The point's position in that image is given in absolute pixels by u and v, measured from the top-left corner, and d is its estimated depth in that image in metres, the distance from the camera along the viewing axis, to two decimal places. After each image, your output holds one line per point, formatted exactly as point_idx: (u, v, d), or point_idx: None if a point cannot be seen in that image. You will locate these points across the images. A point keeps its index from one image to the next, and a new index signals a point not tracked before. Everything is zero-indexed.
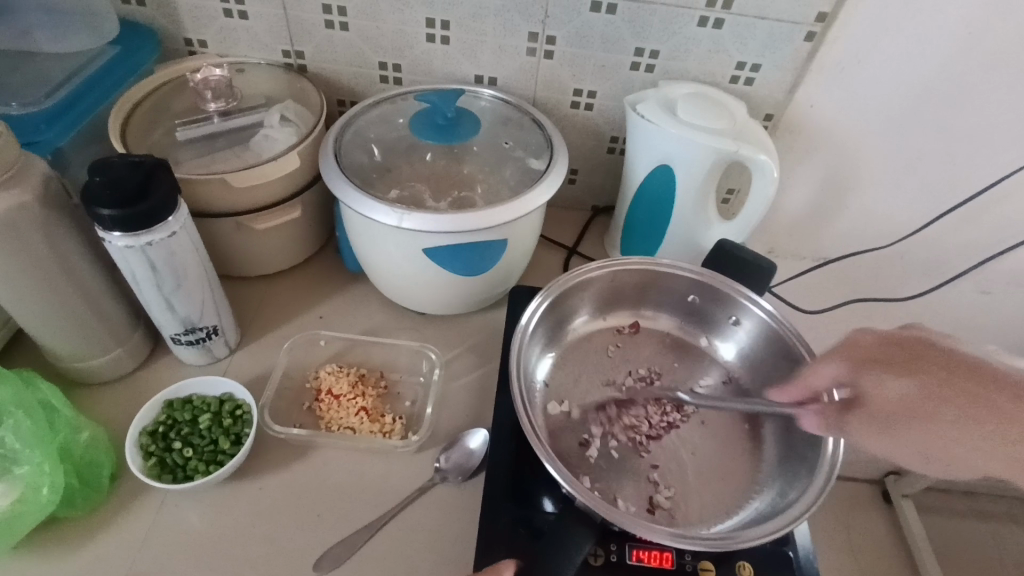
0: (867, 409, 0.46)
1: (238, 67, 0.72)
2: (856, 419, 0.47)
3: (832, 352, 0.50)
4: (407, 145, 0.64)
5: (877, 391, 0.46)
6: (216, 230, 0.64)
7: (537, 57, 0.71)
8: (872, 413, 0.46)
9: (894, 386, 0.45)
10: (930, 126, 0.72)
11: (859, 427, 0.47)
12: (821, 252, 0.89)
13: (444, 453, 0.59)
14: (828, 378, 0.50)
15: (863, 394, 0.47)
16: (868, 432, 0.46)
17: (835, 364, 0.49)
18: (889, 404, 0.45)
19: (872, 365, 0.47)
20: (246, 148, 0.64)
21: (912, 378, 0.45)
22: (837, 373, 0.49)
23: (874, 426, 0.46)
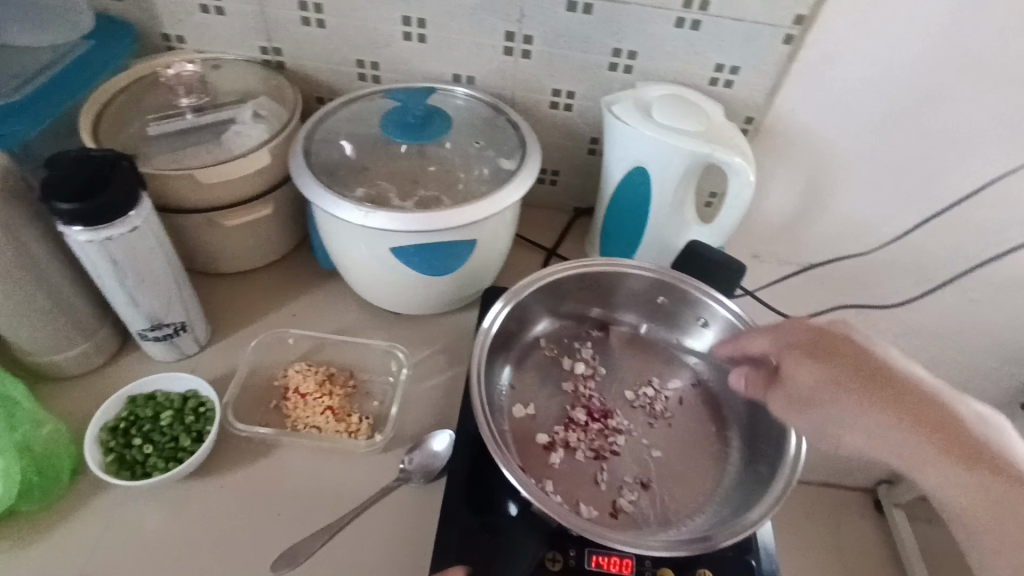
0: (792, 384, 0.47)
1: (215, 63, 0.72)
2: (779, 389, 0.48)
3: (771, 327, 0.51)
4: (379, 143, 0.64)
5: (795, 370, 0.47)
6: (186, 227, 0.63)
7: (515, 57, 0.70)
8: (799, 392, 0.47)
9: (808, 368, 0.46)
10: (913, 129, 0.71)
11: (778, 399, 0.48)
12: (805, 257, 0.89)
13: (409, 453, 0.58)
14: (766, 351, 0.51)
15: (791, 365, 0.47)
16: (783, 405, 0.48)
17: (768, 338, 0.50)
18: (805, 382, 0.46)
19: (812, 353, 0.47)
20: (217, 144, 0.64)
21: (829, 363, 0.45)
22: (772, 345, 0.50)
23: (802, 403, 0.46)
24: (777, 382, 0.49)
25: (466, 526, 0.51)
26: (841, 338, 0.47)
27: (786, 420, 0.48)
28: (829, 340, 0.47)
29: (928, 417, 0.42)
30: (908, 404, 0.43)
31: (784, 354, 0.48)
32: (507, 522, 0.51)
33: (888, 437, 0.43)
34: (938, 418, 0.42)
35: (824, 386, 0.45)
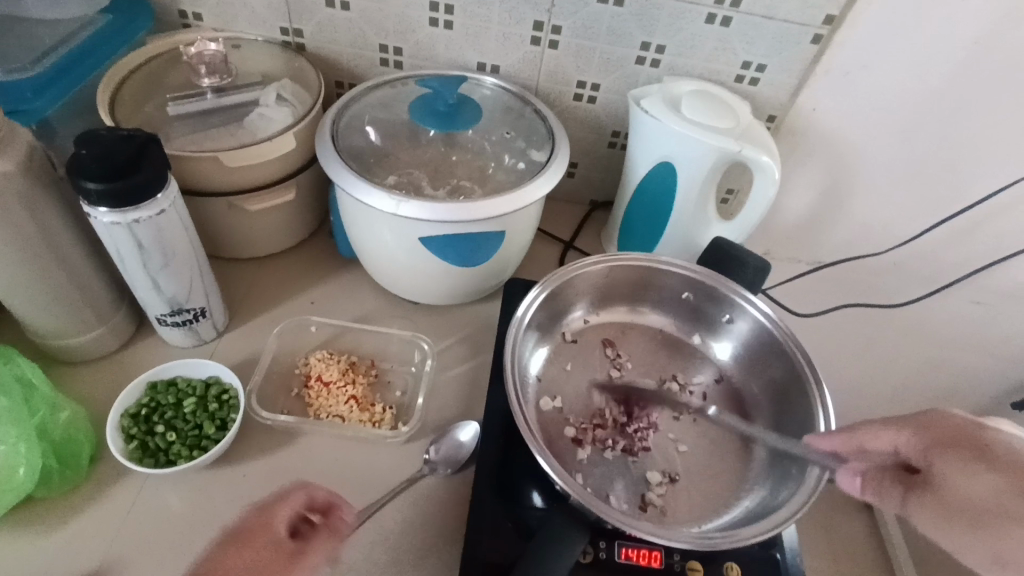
0: (942, 496, 0.38)
1: (235, 43, 0.70)
2: (928, 498, 0.39)
3: (901, 418, 0.43)
4: (406, 130, 0.63)
5: (954, 479, 0.38)
6: (206, 211, 0.62)
7: (541, 47, 0.69)
8: (947, 508, 0.37)
9: (973, 481, 0.37)
10: (933, 133, 0.72)
11: (930, 512, 0.38)
12: (816, 256, 0.90)
13: (434, 444, 0.58)
14: (893, 447, 0.43)
15: (936, 470, 0.39)
16: (934, 524, 0.38)
17: (899, 433, 0.42)
18: (977, 496, 0.36)
19: (933, 463, 0.39)
20: (240, 126, 0.62)
21: (992, 471, 0.36)
22: (907, 443, 0.41)
23: (960, 522, 0.36)
24: (911, 490, 0.40)
25: (496, 517, 0.51)
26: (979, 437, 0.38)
27: (936, 539, 0.38)
28: (968, 438, 0.39)
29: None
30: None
31: (926, 457, 0.40)
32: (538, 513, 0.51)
33: None
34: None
35: (968, 501, 0.36)
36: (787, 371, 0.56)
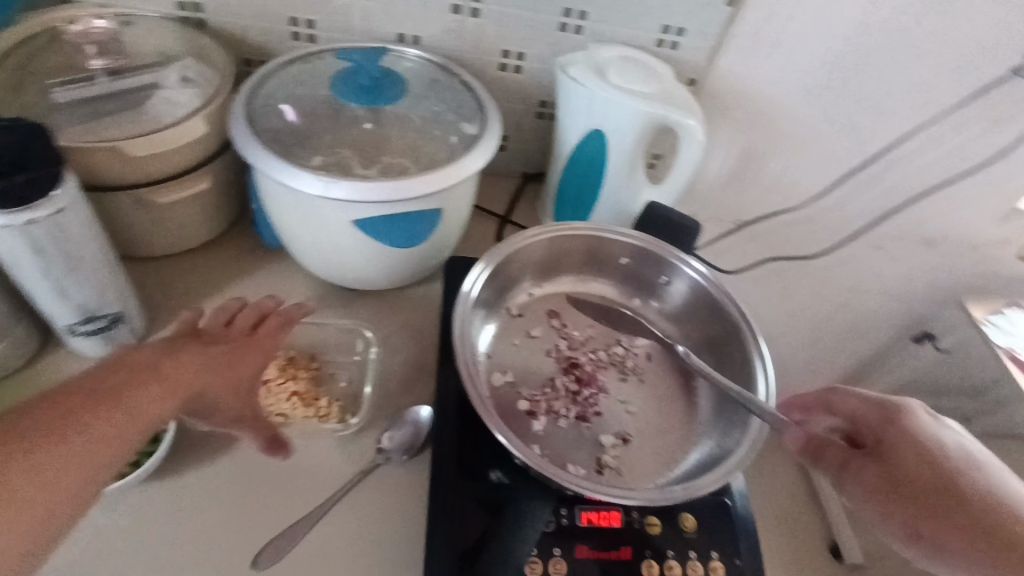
0: (883, 465, 0.45)
1: (126, 19, 0.64)
2: (867, 469, 0.45)
3: (870, 395, 0.49)
4: (328, 108, 0.60)
5: (899, 456, 0.45)
6: (110, 208, 0.57)
7: (463, 16, 0.67)
8: (883, 475, 0.44)
9: (912, 457, 0.44)
10: (837, 91, 0.77)
11: (861, 479, 0.45)
12: (738, 215, 0.95)
13: (388, 433, 0.56)
14: (852, 416, 0.49)
15: (889, 443, 0.46)
16: (864, 494, 0.45)
17: (866, 404, 0.49)
18: (908, 474, 0.44)
19: (877, 443, 0.47)
20: (141, 112, 0.57)
21: (927, 457, 0.44)
22: (868, 417, 0.48)
23: (885, 493, 0.44)
24: (847, 462, 0.46)
25: (458, 498, 0.51)
26: (919, 428, 0.46)
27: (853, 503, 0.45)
28: (912, 424, 0.46)
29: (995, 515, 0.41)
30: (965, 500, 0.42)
31: (878, 432, 0.47)
32: (500, 485, 0.52)
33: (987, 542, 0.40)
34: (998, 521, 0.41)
35: (901, 474, 0.44)
36: (723, 324, 0.59)
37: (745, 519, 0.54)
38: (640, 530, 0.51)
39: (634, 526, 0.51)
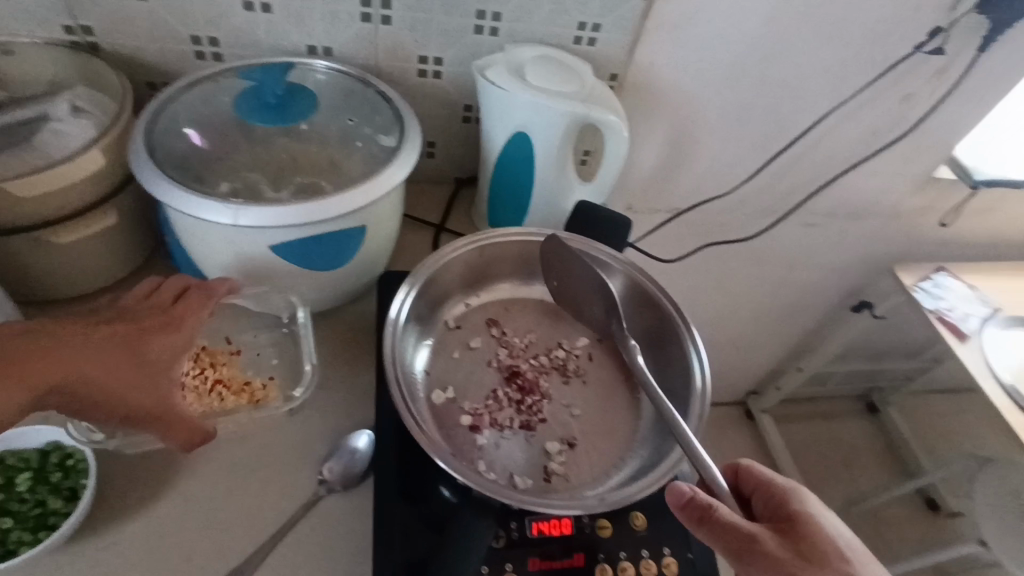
0: (792, 542, 0.44)
1: (6, 48, 0.59)
2: (768, 544, 0.43)
3: (773, 475, 0.49)
4: (235, 129, 0.57)
5: (807, 535, 0.44)
6: (5, 252, 0.53)
7: (374, 23, 0.65)
8: (782, 556, 0.43)
9: (819, 537, 0.44)
10: (755, 76, 0.79)
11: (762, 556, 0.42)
12: (673, 204, 0.96)
13: (328, 462, 0.54)
14: (758, 492, 0.48)
15: (797, 521, 0.45)
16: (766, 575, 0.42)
17: (768, 483, 0.48)
18: (808, 556, 0.43)
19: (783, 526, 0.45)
20: (27, 146, 0.53)
21: (823, 543, 0.44)
22: (771, 496, 0.47)
23: (784, 574, 0.41)
24: (750, 544, 0.43)
25: (404, 525, 0.49)
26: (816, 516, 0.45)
27: None
28: (812, 512, 0.45)
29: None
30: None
31: (783, 514, 0.46)
32: (447, 504, 0.51)
33: None
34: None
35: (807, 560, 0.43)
36: (659, 318, 0.59)
37: None
38: (592, 534, 0.51)
39: (587, 530, 0.51)
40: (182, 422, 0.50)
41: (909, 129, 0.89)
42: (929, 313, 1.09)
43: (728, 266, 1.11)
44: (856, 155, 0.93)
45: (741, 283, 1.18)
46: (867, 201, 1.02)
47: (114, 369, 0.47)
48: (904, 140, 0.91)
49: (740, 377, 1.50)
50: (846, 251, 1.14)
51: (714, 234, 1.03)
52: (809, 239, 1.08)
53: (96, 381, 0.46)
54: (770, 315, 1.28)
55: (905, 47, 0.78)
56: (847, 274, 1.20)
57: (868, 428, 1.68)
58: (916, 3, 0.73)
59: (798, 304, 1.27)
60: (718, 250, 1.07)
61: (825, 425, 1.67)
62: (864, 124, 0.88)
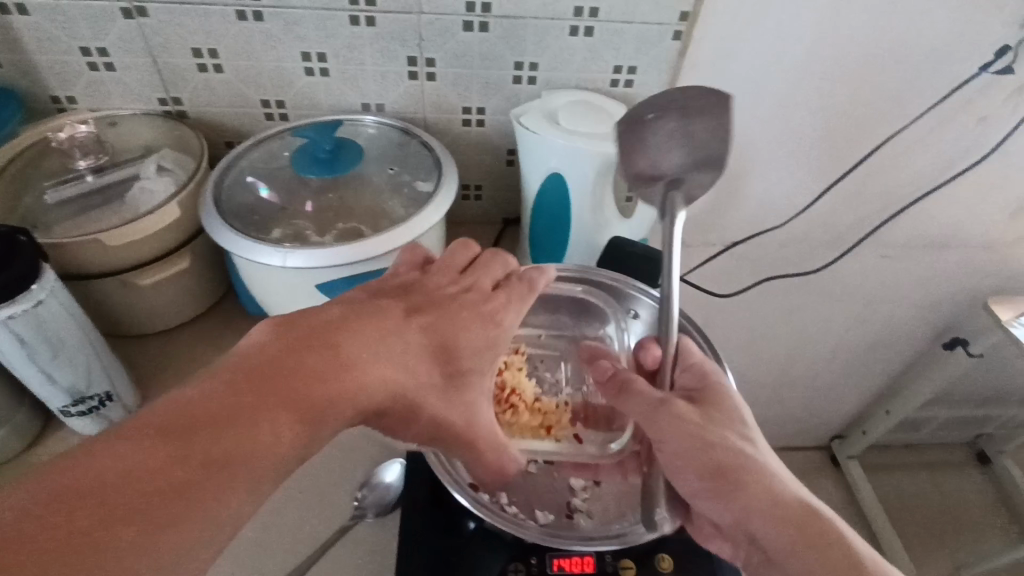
0: (705, 412, 0.51)
1: (112, 119, 0.70)
2: (687, 415, 0.50)
3: (697, 359, 0.55)
4: (292, 181, 0.63)
5: (720, 408, 0.51)
6: (101, 293, 0.62)
7: (420, 80, 0.70)
8: (694, 424, 0.50)
9: (728, 410, 0.51)
10: (806, 107, 0.76)
11: (682, 428, 0.50)
12: (726, 238, 0.94)
13: (365, 488, 0.58)
14: (679, 378, 0.55)
15: (711, 400, 0.52)
16: (677, 440, 0.50)
17: (689, 370, 0.55)
18: (721, 430, 0.50)
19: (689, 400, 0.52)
20: (122, 203, 0.62)
21: (733, 423, 0.51)
22: (689, 380, 0.54)
23: (701, 442, 0.49)
24: (687, 408, 0.51)
25: (427, 545, 0.51)
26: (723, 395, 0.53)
27: (670, 449, 0.50)
28: (718, 390, 0.53)
29: (795, 517, 0.46)
30: (763, 474, 0.48)
31: (696, 390, 0.53)
32: (472, 529, 0.52)
33: (786, 516, 0.46)
34: (791, 504, 0.46)
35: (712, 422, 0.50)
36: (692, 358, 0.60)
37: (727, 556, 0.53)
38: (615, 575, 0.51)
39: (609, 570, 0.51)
40: (491, 439, 0.50)
41: (989, 152, 0.82)
42: None
43: (794, 301, 1.06)
44: (929, 182, 0.86)
45: (812, 319, 1.11)
46: (949, 231, 0.94)
47: (427, 349, 0.47)
48: (985, 165, 0.84)
49: (820, 420, 1.40)
50: (931, 286, 1.04)
51: (775, 268, 0.99)
52: (887, 273, 1.01)
53: (410, 383, 0.44)
54: (849, 355, 1.19)
55: (969, 68, 0.73)
56: (935, 310, 1.10)
57: (978, 482, 1.50)
58: (979, 21, 0.69)
59: (880, 343, 1.17)
60: (781, 285, 1.02)
61: (925, 477, 1.50)
62: (935, 150, 0.82)
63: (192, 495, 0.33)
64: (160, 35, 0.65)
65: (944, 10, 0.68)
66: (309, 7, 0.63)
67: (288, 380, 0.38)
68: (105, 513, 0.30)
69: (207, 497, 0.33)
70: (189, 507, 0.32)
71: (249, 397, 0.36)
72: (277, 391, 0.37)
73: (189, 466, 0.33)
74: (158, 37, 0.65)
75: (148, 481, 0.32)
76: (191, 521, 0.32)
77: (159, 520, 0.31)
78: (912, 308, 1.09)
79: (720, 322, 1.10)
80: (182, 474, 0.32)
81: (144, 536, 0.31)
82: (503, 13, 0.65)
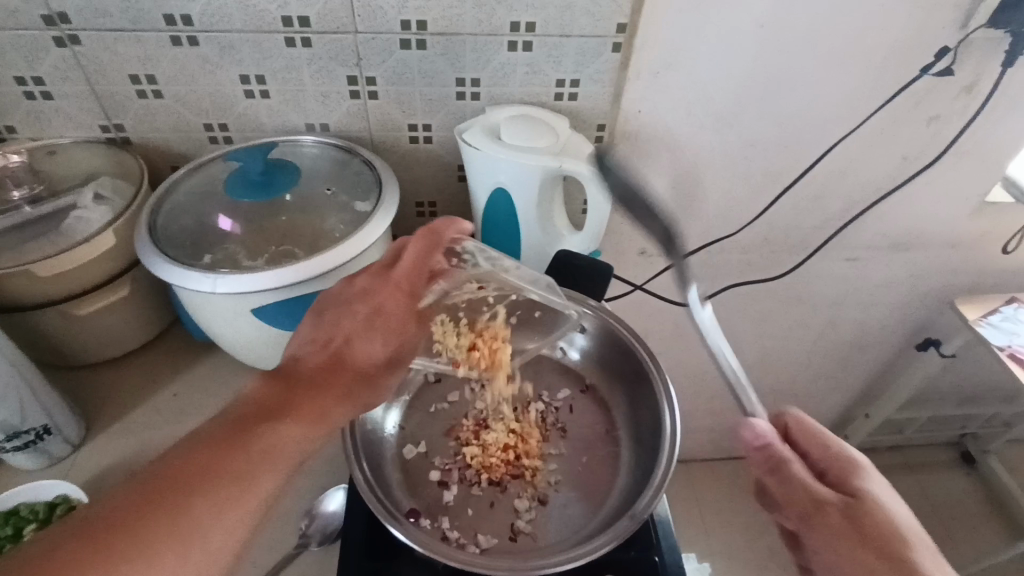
0: (854, 520, 0.44)
1: (52, 148, 0.70)
2: (828, 522, 0.45)
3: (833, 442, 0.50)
4: (229, 204, 0.63)
5: (875, 517, 0.44)
6: (38, 324, 0.61)
7: (362, 99, 0.70)
8: (850, 534, 0.44)
9: (880, 514, 0.45)
10: (754, 111, 0.76)
11: (832, 539, 0.44)
12: (687, 246, 0.93)
13: (308, 518, 0.58)
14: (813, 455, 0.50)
15: (863, 507, 0.45)
16: (837, 547, 0.44)
17: (824, 451, 0.49)
18: (873, 531, 0.44)
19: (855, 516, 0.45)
20: (58, 232, 0.61)
21: (883, 525, 0.44)
22: (823, 461, 0.49)
23: (867, 555, 0.43)
24: (847, 509, 0.45)
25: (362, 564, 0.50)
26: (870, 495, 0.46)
27: (829, 561, 0.44)
28: (856, 486, 0.47)
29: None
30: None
31: (837, 493, 0.46)
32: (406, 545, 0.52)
33: None
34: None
35: (875, 543, 0.43)
36: (636, 369, 0.62)
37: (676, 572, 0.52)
38: None
39: None
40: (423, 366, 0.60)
41: (945, 151, 0.81)
42: (996, 349, 0.92)
43: (763, 307, 1.05)
44: (887, 183, 0.85)
45: (783, 326, 1.10)
46: (913, 232, 0.93)
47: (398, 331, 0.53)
48: (943, 163, 0.83)
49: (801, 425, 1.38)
50: (901, 287, 1.03)
51: (739, 274, 0.98)
52: (854, 275, 1.00)
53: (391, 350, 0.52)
54: (824, 359, 1.18)
55: (911, 69, 0.72)
56: (908, 311, 1.08)
57: (965, 481, 1.47)
58: (923, 22, 0.68)
59: (855, 346, 1.15)
60: (746, 291, 1.01)
61: (913, 478, 1.48)
62: (890, 150, 0.81)
63: (179, 530, 0.38)
64: (95, 62, 0.64)
65: (886, 13, 0.67)
66: (243, 30, 0.63)
67: (295, 424, 0.45)
68: (103, 551, 0.35)
69: (189, 538, 0.38)
70: (177, 542, 0.37)
71: (235, 443, 0.43)
72: (260, 437, 0.44)
73: (175, 510, 0.38)
74: (93, 65, 0.65)
75: (142, 521, 0.37)
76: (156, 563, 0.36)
77: (147, 556, 0.36)
78: (881, 311, 1.08)
79: (689, 330, 1.09)
80: (164, 503, 0.38)
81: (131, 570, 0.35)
82: (439, 30, 0.65)
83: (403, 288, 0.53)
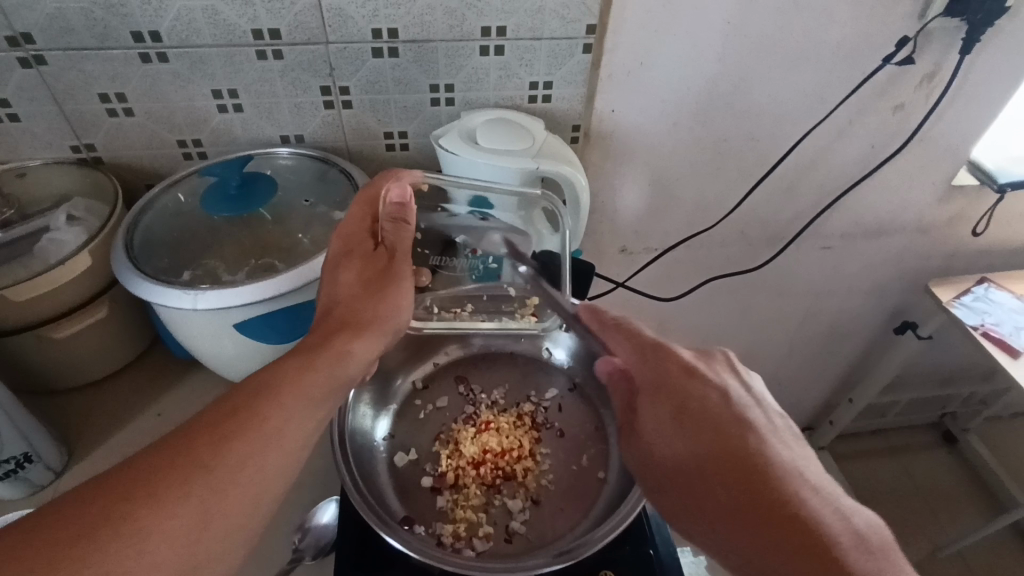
0: (679, 397, 0.47)
1: (21, 170, 0.68)
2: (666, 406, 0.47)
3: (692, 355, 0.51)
4: (204, 220, 0.62)
5: (707, 397, 0.47)
6: (14, 349, 0.60)
7: (336, 109, 0.70)
8: (685, 413, 0.46)
9: (715, 396, 0.47)
10: (723, 108, 0.77)
11: (659, 414, 0.47)
12: (667, 241, 0.94)
13: (301, 532, 0.58)
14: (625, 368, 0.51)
15: (697, 395, 0.47)
16: (666, 416, 0.47)
17: (631, 359, 0.51)
18: (712, 408, 0.46)
19: (682, 409, 0.46)
20: (30, 256, 0.60)
21: (706, 410, 0.46)
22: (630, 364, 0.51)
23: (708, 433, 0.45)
24: (675, 393, 0.47)
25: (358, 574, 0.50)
26: (709, 387, 0.47)
27: (676, 435, 0.46)
28: (682, 382, 0.48)
29: (796, 532, 0.40)
30: (761, 474, 0.42)
31: (642, 391, 0.49)
32: (401, 552, 0.51)
33: (751, 522, 0.41)
34: (792, 511, 0.40)
35: (718, 426, 0.45)
36: None
37: (670, 565, 0.52)
38: None
39: None
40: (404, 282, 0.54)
41: (910, 139, 0.83)
42: (970, 329, 0.94)
43: (743, 297, 1.06)
44: (857, 171, 0.87)
45: (762, 316, 1.12)
46: (884, 218, 0.95)
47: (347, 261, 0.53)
48: (909, 150, 0.85)
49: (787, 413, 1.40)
50: (876, 273, 1.05)
51: (718, 268, 1.00)
52: (830, 263, 1.02)
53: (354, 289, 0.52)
54: (806, 346, 1.20)
55: (875, 60, 0.74)
56: (885, 296, 1.10)
57: (950, 462, 1.49)
58: (883, 15, 0.70)
59: (835, 332, 1.17)
60: (726, 284, 1.03)
61: (900, 461, 1.50)
62: (858, 140, 0.83)
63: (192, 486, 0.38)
64: (63, 82, 0.63)
65: (847, 7, 0.69)
66: (213, 45, 0.63)
67: (299, 367, 0.46)
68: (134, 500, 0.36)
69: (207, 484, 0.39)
70: (189, 498, 0.38)
71: (253, 397, 0.43)
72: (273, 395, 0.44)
73: (196, 459, 0.39)
74: (61, 85, 0.64)
75: (159, 473, 0.38)
76: (178, 502, 0.37)
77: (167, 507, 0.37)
78: (858, 296, 1.10)
79: (673, 324, 1.11)
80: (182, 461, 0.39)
81: (163, 510, 0.37)
82: (411, 38, 0.65)
83: (346, 236, 0.54)
